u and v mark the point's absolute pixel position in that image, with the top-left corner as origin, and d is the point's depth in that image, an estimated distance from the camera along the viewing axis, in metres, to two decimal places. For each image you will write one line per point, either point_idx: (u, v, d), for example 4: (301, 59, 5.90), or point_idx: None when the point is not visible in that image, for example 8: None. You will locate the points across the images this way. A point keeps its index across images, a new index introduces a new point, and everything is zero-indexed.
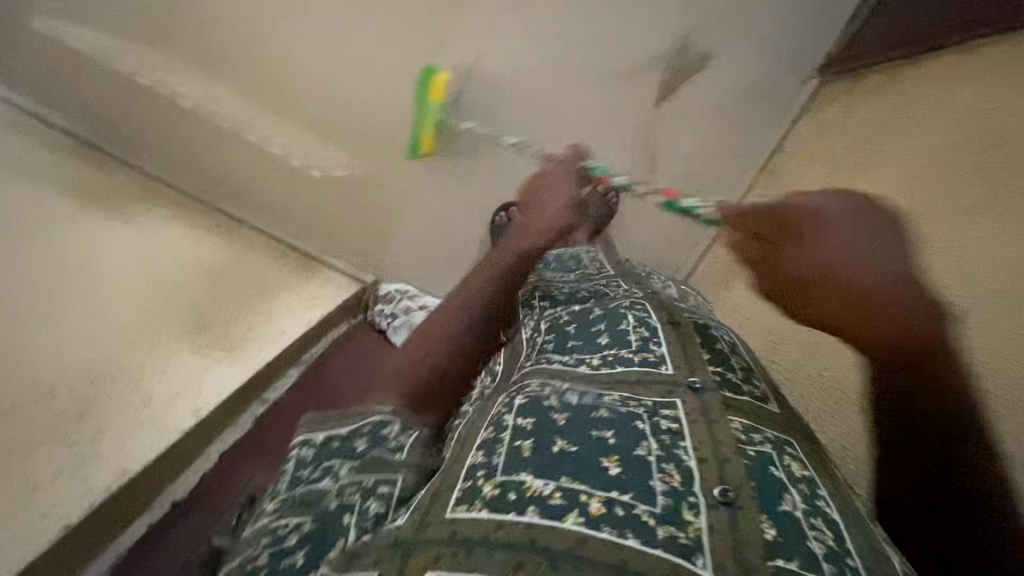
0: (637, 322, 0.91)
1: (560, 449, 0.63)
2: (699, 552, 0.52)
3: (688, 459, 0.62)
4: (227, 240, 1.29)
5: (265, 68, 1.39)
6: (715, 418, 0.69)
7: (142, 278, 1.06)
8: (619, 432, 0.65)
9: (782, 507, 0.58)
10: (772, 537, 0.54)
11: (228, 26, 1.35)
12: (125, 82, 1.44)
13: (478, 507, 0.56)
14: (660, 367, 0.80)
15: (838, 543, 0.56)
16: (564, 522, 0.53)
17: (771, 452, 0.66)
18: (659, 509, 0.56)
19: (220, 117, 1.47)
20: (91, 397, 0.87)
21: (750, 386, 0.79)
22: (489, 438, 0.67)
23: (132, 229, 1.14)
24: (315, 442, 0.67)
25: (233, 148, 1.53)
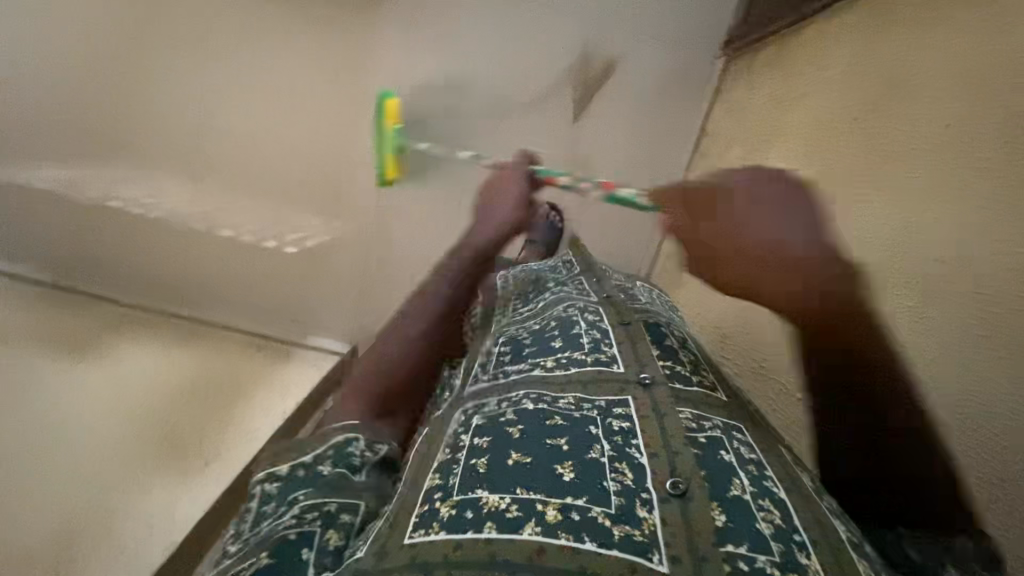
0: (588, 323, 0.81)
1: (515, 462, 0.55)
2: (654, 548, 0.46)
3: (640, 456, 0.56)
4: (198, 360, 1.38)
5: (222, 168, 1.54)
6: (665, 410, 0.62)
7: (119, 419, 1.14)
8: (572, 435, 0.58)
9: (732, 493, 0.52)
10: (722, 523, 0.48)
11: (190, 140, 1.53)
12: (96, 209, 1.56)
13: (437, 530, 0.49)
14: (611, 366, 0.71)
15: (786, 520, 0.50)
16: (523, 533, 0.47)
17: (722, 436, 0.60)
18: (613, 508, 0.50)
19: (190, 219, 1.58)
20: (73, 556, 0.92)
21: (701, 377, 0.73)
22: (446, 458, 0.60)
23: (104, 371, 1.23)
24: (280, 475, 0.67)
25: (203, 244, 1.60)
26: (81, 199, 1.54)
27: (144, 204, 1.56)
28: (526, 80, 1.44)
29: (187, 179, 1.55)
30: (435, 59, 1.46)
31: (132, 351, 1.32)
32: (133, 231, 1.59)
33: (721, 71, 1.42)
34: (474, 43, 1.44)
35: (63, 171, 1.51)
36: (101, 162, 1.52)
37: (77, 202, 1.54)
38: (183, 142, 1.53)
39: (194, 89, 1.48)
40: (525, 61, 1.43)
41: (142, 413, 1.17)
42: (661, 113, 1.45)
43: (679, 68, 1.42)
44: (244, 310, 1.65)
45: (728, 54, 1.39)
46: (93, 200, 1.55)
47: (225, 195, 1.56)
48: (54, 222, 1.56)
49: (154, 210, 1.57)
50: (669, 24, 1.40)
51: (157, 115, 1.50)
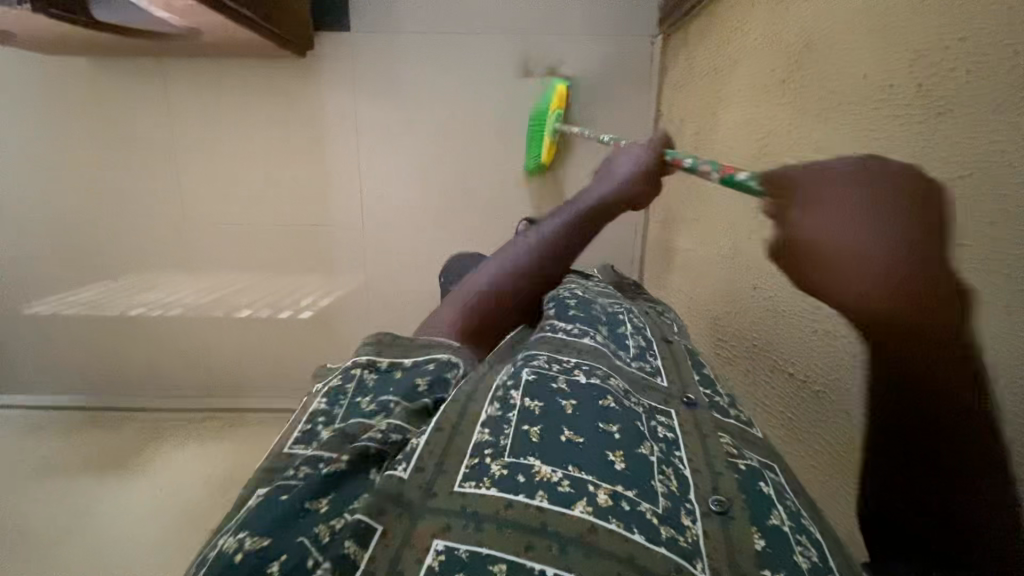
0: (631, 330, 0.74)
1: (568, 439, 0.46)
2: (698, 554, 0.40)
3: (683, 468, 0.49)
4: (237, 455, 1.47)
5: (217, 260, 1.61)
6: (708, 430, 0.56)
7: (170, 524, 1.22)
8: (624, 425, 0.50)
9: (770, 521, 0.45)
10: (761, 545, 0.42)
11: (181, 240, 1.60)
12: (118, 324, 1.65)
13: (486, 483, 0.41)
14: (657, 379, 0.64)
15: (822, 558, 0.43)
16: (574, 510, 0.40)
17: (758, 464, 0.52)
18: (660, 507, 0.42)
19: (200, 314, 1.65)
20: None
21: (740, 410, 0.64)
22: (494, 413, 0.49)
23: (160, 485, 1.34)
24: (379, 367, 0.59)
25: (218, 335, 1.67)
26: (103, 318, 1.65)
27: (157, 308, 1.64)
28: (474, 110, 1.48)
29: (188, 279, 1.63)
30: (383, 110, 1.49)
31: (177, 462, 1.43)
32: (153, 340, 1.67)
33: (661, 49, 1.42)
34: (417, 86, 1.47)
35: (86, 297, 1.64)
36: (111, 282, 1.62)
37: (100, 321, 1.65)
38: (176, 247, 1.60)
39: (172, 198, 1.56)
40: (470, 92, 1.46)
41: (192, 515, 1.25)
42: (613, 106, 1.46)
43: (619, 56, 1.43)
44: (269, 387, 1.71)
45: (664, 31, 1.39)
46: (113, 316, 1.65)
47: (227, 284, 1.63)
48: (86, 349, 1.67)
49: (167, 316, 1.65)
50: (597, 16, 1.41)
51: (147, 229, 1.58)
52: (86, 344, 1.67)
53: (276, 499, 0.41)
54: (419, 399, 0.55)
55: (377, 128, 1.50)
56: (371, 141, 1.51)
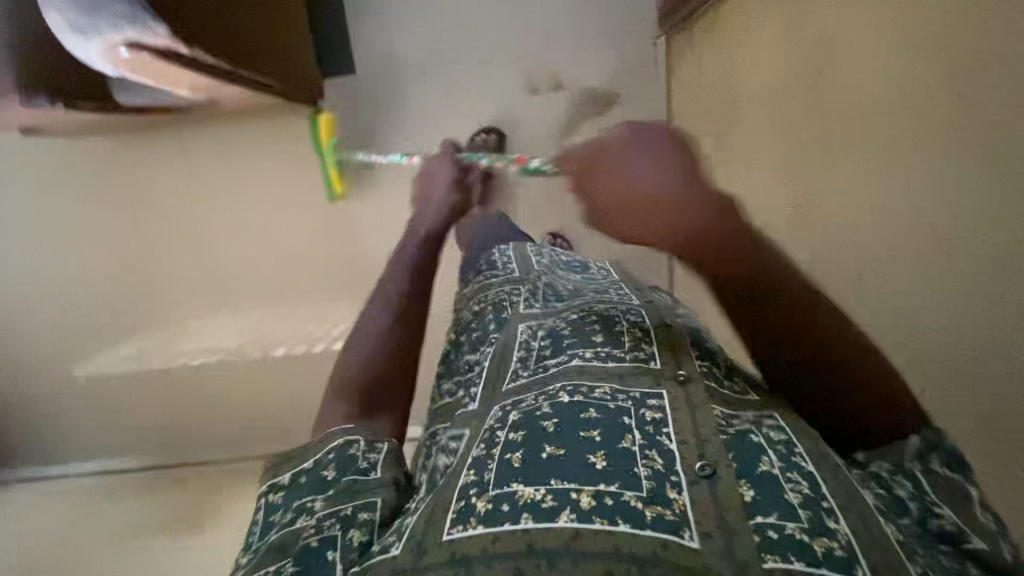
0: (626, 321, 0.72)
1: (549, 455, 0.48)
2: (686, 525, 0.41)
3: (670, 442, 0.49)
4: None
5: (253, 306, 1.69)
6: (698, 402, 0.55)
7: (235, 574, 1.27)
8: (605, 426, 0.51)
9: (760, 468, 0.46)
10: (751, 495, 0.43)
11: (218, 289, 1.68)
12: (164, 376, 1.73)
13: (472, 523, 0.44)
14: (649, 363, 0.63)
15: (816, 487, 0.44)
16: (558, 522, 0.42)
17: (750, 426, 0.53)
18: (644, 491, 0.44)
19: (242, 360, 1.72)
20: None
21: (733, 381, 0.63)
22: (479, 455, 0.53)
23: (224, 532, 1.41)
24: (284, 483, 0.56)
25: (261, 377, 1.73)
26: (150, 372, 1.72)
27: (200, 356, 1.71)
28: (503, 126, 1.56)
29: (227, 327, 1.70)
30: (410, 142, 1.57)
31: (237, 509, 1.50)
32: (200, 389, 1.74)
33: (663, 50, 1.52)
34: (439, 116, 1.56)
35: (133, 353, 1.71)
36: (156, 337, 1.71)
37: (147, 376, 1.72)
38: (214, 296, 1.68)
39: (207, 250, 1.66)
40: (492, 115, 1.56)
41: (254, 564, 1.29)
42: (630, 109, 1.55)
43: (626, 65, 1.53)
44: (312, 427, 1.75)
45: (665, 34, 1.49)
46: (159, 369, 1.72)
47: (264, 329, 1.70)
48: (148, 407, 1.76)
49: (219, 366, 1.72)
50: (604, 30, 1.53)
51: (187, 284, 1.68)
52: (149, 404, 1.76)
53: None
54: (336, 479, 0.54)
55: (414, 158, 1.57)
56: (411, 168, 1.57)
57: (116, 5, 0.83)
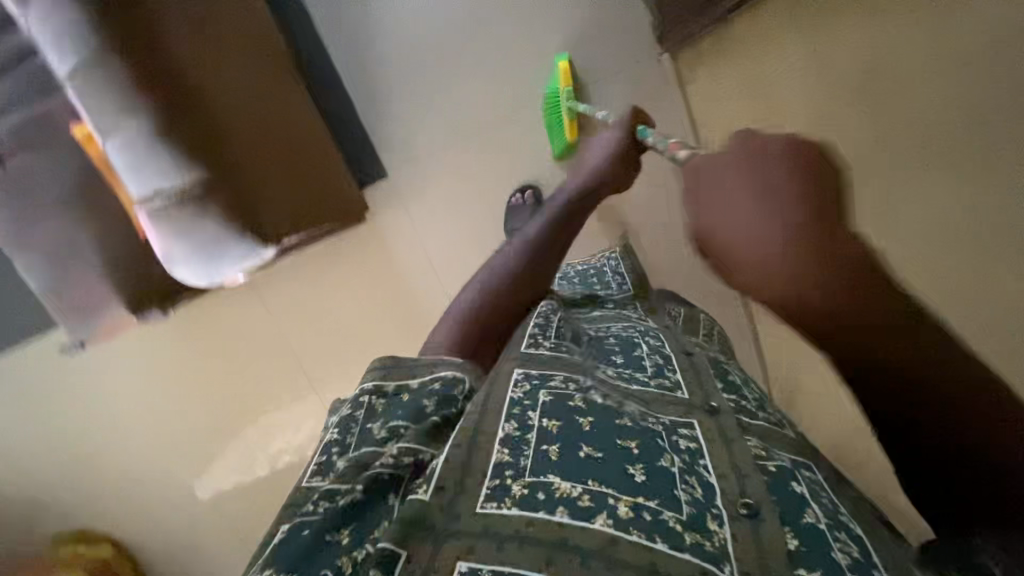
0: (648, 346, 0.69)
1: (587, 456, 0.45)
2: (726, 559, 0.39)
3: (708, 475, 0.46)
4: None
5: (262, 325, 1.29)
6: (733, 436, 0.52)
7: None
8: (643, 438, 0.48)
9: (806, 520, 0.42)
10: (794, 546, 0.40)
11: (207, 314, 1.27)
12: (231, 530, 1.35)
13: (508, 503, 0.40)
14: (676, 393, 0.59)
15: (866, 555, 0.41)
16: (595, 523, 0.39)
17: (789, 465, 0.49)
18: (684, 514, 0.41)
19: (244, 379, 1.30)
20: None
21: (769, 415, 0.58)
22: (510, 432, 0.47)
23: None
24: (387, 392, 0.52)
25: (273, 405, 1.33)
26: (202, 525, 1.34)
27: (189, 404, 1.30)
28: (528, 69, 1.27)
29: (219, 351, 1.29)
30: None
31: None
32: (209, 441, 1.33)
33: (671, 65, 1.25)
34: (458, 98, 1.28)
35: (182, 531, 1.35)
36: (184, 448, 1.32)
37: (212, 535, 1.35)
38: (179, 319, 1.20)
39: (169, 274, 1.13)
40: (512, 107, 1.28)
41: None
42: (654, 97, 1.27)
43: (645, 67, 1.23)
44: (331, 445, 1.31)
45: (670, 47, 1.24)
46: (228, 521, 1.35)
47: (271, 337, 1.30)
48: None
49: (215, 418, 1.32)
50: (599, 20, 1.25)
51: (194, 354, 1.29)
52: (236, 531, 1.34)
53: (293, 537, 0.40)
54: (424, 418, 0.48)
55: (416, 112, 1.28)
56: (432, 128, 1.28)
57: (236, 248, 1.00)
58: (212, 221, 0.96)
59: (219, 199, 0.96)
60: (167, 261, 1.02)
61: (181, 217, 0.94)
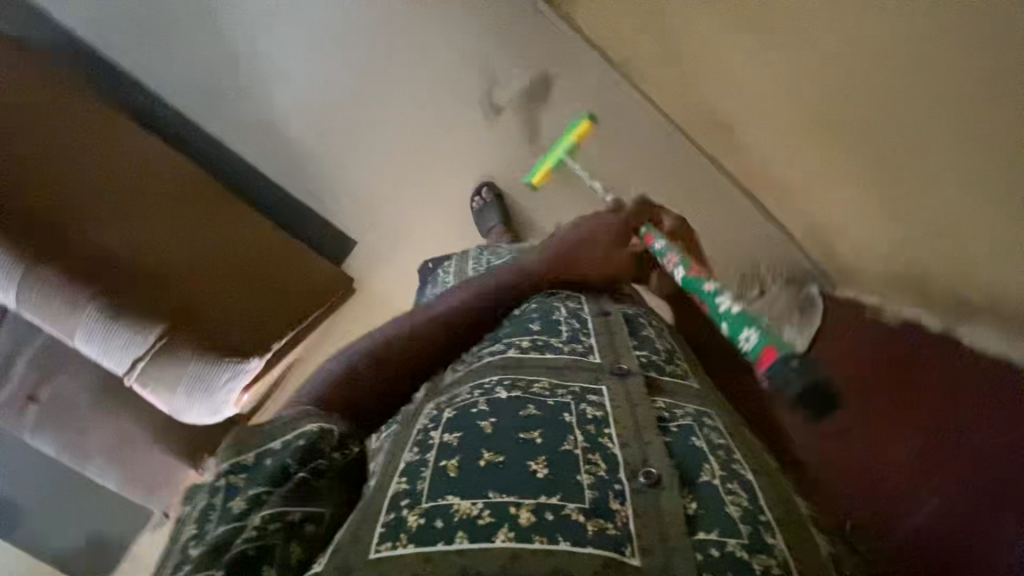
0: (566, 309, 0.64)
1: (488, 463, 0.43)
2: (628, 540, 0.38)
3: (613, 446, 0.45)
4: None
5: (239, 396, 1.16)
6: (638, 398, 0.50)
7: None
8: (547, 426, 0.46)
9: (703, 479, 0.43)
10: (693, 509, 0.41)
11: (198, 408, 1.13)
12: None
13: (402, 542, 0.38)
14: (588, 357, 0.56)
15: (754, 500, 0.42)
16: (495, 541, 0.37)
17: (690, 421, 0.49)
18: (587, 502, 0.40)
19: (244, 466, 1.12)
20: None
21: (675, 365, 0.58)
22: (411, 460, 0.45)
23: None
24: (242, 463, 0.48)
25: None
26: None
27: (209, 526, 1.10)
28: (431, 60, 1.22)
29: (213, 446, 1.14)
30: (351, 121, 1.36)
31: None
32: None
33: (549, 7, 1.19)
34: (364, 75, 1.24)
35: None
36: None
37: None
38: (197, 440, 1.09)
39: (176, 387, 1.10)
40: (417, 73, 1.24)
41: None
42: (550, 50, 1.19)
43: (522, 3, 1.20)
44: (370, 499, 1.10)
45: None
46: None
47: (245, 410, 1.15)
48: None
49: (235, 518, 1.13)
50: None
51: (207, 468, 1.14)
52: None
53: None
54: (289, 476, 0.48)
55: (358, 156, 1.24)
56: (389, 151, 1.24)
57: (224, 373, 0.96)
58: (190, 362, 0.94)
59: (187, 346, 0.94)
60: (176, 411, 0.99)
61: (159, 370, 0.94)
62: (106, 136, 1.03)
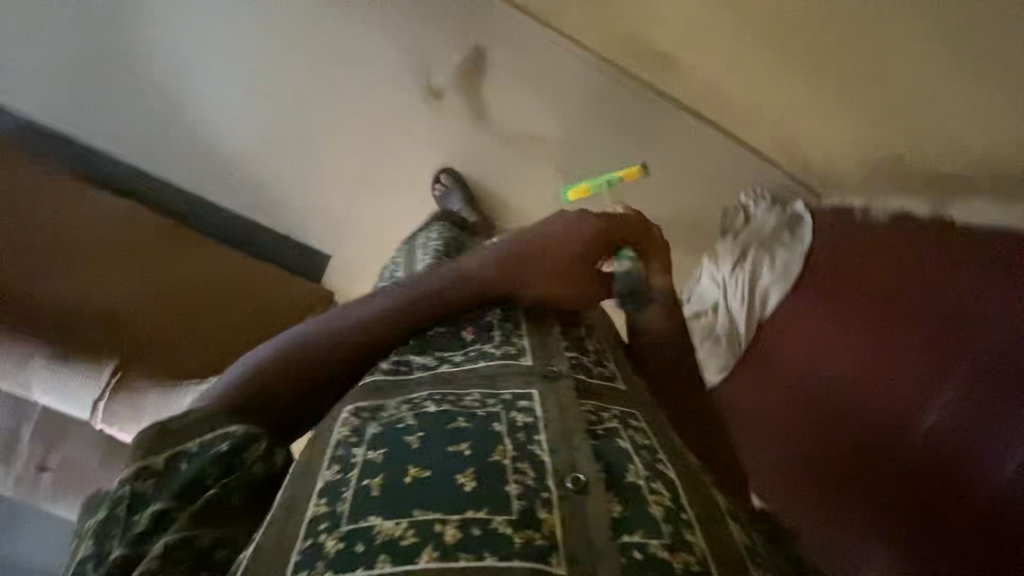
0: (498, 314, 0.62)
1: (414, 478, 0.41)
2: (555, 550, 0.38)
3: (542, 453, 0.45)
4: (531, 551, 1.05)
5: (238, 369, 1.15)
6: (567, 402, 0.50)
7: None
8: (475, 437, 0.45)
9: (628, 480, 0.44)
10: (618, 511, 0.41)
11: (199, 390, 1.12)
12: None
13: (320, 569, 0.36)
14: (520, 359, 0.56)
15: (675, 498, 0.44)
16: (419, 563, 0.36)
17: (615, 422, 0.50)
18: (513, 513, 0.40)
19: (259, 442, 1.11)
20: None
21: (603, 368, 0.59)
22: (332, 479, 0.43)
23: None
24: (154, 470, 0.43)
25: None
26: None
27: None
28: (363, 78, 1.25)
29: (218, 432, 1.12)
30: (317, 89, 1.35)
31: None
32: None
33: None
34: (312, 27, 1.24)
35: None
36: None
37: None
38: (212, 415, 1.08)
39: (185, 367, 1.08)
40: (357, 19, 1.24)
41: None
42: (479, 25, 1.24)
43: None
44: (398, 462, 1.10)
45: None
46: None
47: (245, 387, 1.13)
48: None
49: None
50: None
51: None
52: None
53: None
54: (198, 494, 0.43)
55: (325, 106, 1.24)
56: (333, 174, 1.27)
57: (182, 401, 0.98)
58: (148, 390, 0.97)
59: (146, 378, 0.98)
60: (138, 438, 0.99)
61: (122, 406, 0.97)
62: (70, 199, 1.08)
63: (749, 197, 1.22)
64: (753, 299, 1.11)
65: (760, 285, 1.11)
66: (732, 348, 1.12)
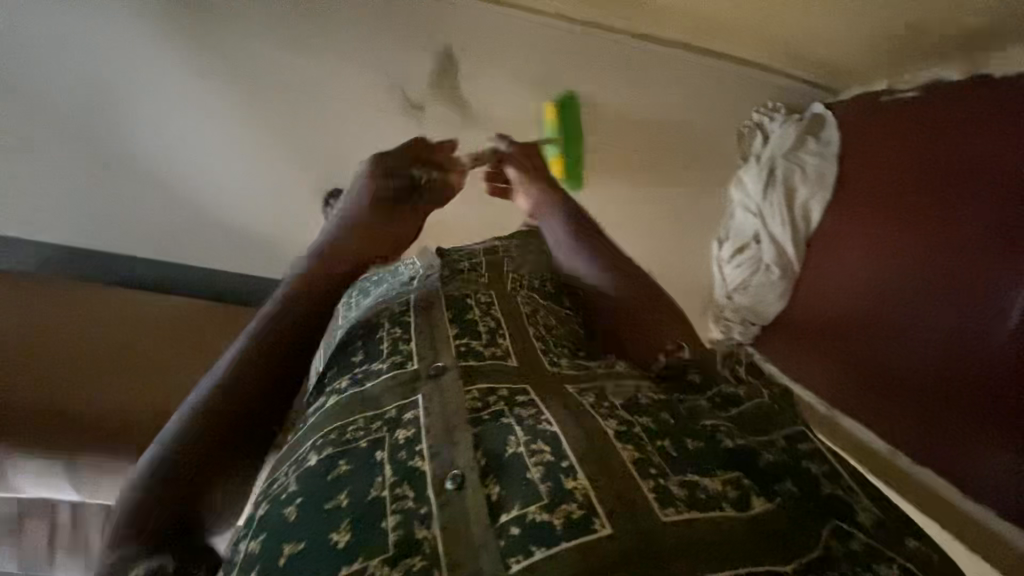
0: (390, 321, 0.59)
1: (287, 558, 0.38)
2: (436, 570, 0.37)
3: (420, 463, 0.44)
4: None
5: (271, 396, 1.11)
6: (450, 400, 0.48)
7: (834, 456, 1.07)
8: (352, 482, 0.42)
9: (507, 455, 0.44)
10: (496, 493, 0.41)
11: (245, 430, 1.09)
12: None
13: None
14: (407, 366, 0.53)
15: (556, 454, 0.43)
16: None
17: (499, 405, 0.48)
18: (390, 547, 0.38)
19: None
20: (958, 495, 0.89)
21: (496, 346, 0.56)
22: None
23: None
24: None
25: None
26: None
27: None
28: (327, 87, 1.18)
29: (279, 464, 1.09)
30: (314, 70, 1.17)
31: None
32: None
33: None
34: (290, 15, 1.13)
35: None
36: None
37: None
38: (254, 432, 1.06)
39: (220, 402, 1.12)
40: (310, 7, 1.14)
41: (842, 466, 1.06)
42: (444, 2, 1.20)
43: None
44: None
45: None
46: None
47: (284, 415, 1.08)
48: None
49: None
50: None
51: None
52: None
53: None
54: None
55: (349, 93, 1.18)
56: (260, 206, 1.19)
57: None
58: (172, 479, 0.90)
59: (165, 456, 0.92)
60: None
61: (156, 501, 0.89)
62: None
63: (763, 113, 1.35)
64: (794, 217, 1.19)
65: (798, 199, 1.19)
66: (784, 273, 1.20)
